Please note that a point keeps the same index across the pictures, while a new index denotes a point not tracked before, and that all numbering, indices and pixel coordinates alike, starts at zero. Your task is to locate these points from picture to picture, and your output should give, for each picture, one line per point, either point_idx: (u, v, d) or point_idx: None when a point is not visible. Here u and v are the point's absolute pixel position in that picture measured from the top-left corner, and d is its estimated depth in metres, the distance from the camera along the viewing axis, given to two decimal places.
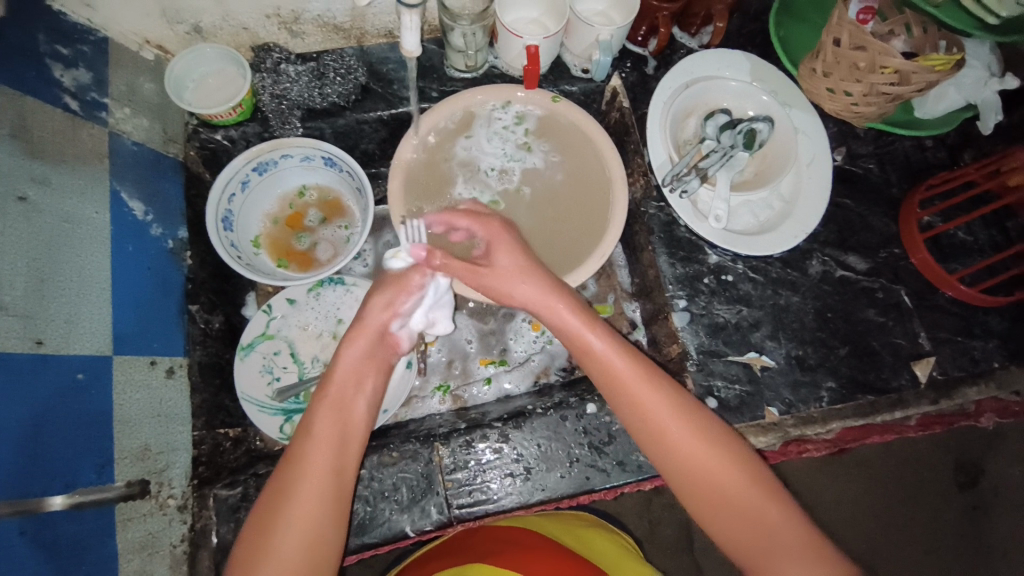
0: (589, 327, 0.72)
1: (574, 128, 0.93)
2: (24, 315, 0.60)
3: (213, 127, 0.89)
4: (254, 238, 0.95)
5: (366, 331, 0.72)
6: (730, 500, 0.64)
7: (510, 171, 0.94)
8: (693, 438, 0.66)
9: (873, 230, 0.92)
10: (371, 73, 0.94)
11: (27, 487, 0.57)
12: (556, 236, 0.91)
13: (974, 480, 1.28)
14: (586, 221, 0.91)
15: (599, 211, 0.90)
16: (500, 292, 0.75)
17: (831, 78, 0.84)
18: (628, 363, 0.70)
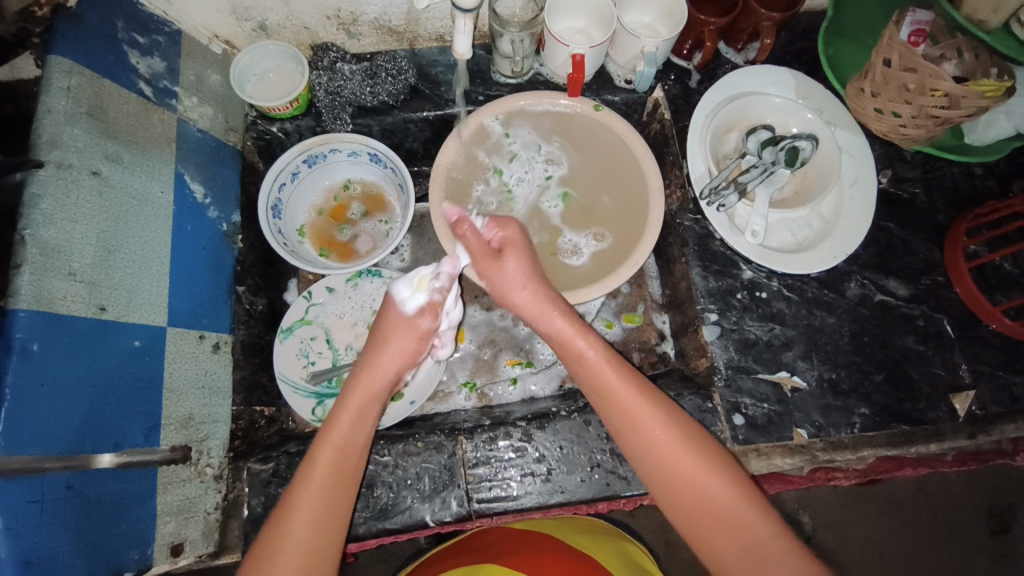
0: (578, 334, 0.74)
1: (597, 120, 0.94)
2: (90, 281, 0.64)
3: (270, 120, 0.94)
4: (299, 227, 1.00)
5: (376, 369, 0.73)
6: (719, 515, 0.63)
7: (548, 162, 0.97)
8: (680, 452, 0.66)
9: (917, 257, 0.90)
10: (420, 75, 0.97)
11: (77, 444, 0.60)
12: (613, 228, 0.93)
13: (1006, 526, 1.22)
14: (629, 214, 0.92)
15: (636, 203, 0.92)
16: (504, 288, 0.77)
17: (880, 99, 0.83)
18: (619, 374, 0.71)
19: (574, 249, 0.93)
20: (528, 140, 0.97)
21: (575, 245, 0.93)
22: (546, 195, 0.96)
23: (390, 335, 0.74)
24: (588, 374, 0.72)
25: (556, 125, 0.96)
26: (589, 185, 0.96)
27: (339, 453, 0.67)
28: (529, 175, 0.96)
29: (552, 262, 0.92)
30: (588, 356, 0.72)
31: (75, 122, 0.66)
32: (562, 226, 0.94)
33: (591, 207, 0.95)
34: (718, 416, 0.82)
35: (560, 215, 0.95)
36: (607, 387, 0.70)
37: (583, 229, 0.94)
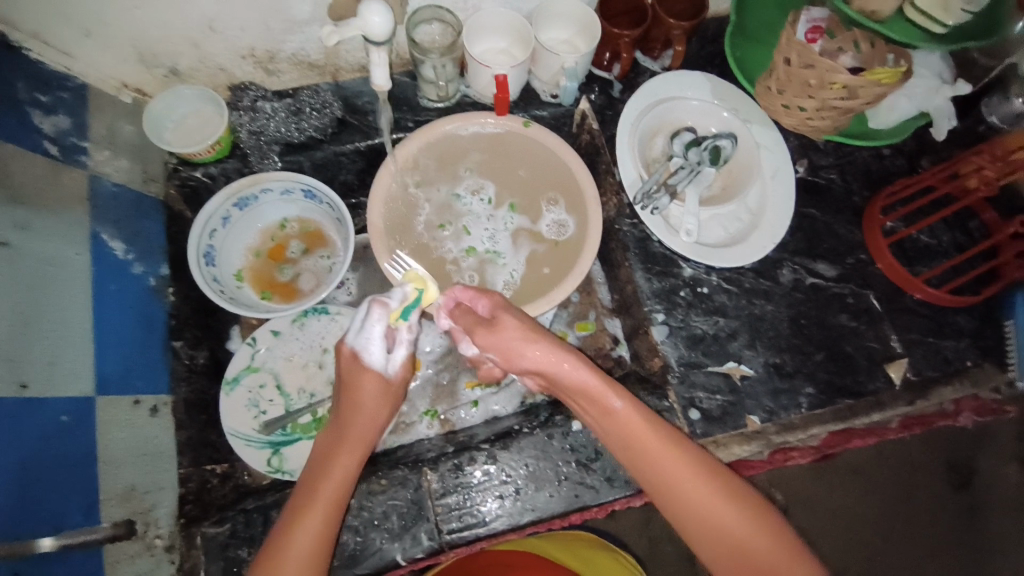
0: (608, 388, 0.71)
1: (499, 132, 0.96)
2: (8, 358, 0.59)
3: (193, 165, 0.91)
4: (237, 272, 0.97)
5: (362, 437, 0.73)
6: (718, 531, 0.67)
7: (471, 190, 0.97)
8: (691, 473, 0.69)
9: (839, 238, 0.95)
10: (346, 106, 0.96)
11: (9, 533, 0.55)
12: (569, 220, 0.94)
13: (966, 481, 1.28)
14: (575, 205, 0.94)
15: (575, 193, 0.94)
16: (511, 352, 0.72)
17: (786, 95, 0.88)
18: (645, 421, 0.71)
19: (562, 224, 0.94)
20: (443, 180, 0.96)
21: (558, 219, 0.95)
22: (499, 216, 0.96)
23: (374, 392, 0.74)
24: (617, 425, 0.71)
25: (483, 144, 0.97)
26: (530, 191, 0.97)
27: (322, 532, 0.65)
28: (479, 225, 0.96)
29: (557, 245, 0.94)
30: (616, 408, 0.71)
31: None
32: (534, 228, 0.96)
33: (532, 195, 0.97)
34: (675, 414, 0.84)
35: (524, 222, 0.96)
36: (634, 436, 0.71)
37: (544, 210, 0.96)
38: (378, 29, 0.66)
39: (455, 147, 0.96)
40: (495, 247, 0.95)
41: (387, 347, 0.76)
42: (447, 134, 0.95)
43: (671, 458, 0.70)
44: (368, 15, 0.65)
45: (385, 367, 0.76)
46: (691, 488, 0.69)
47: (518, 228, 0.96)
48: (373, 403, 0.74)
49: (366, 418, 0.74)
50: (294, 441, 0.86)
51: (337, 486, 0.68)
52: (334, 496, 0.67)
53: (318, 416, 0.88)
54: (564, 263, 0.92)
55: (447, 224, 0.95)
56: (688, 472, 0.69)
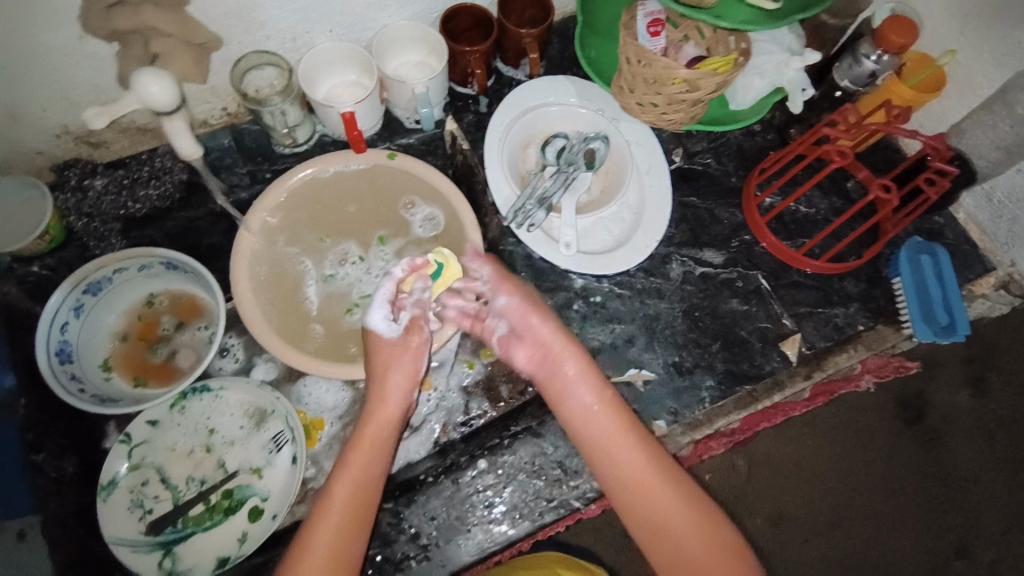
0: (581, 379, 0.73)
1: (334, 174, 0.92)
2: None
3: (28, 260, 0.84)
4: (104, 361, 0.89)
5: (381, 428, 0.72)
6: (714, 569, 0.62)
7: (339, 261, 0.91)
8: (655, 478, 0.66)
9: (722, 222, 0.95)
10: (190, 170, 0.89)
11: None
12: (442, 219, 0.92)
13: (920, 415, 1.11)
14: (444, 207, 0.92)
15: (437, 195, 0.92)
16: (519, 329, 0.76)
17: (637, 94, 0.84)
18: (617, 423, 0.70)
19: (433, 218, 0.92)
20: (309, 231, 0.91)
21: (429, 215, 0.93)
22: (375, 254, 0.92)
23: (394, 374, 0.73)
24: (586, 418, 0.71)
25: (344, 185, 0.93)
26: (391, 219, 0.93)
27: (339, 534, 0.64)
28: (370, 278, 0.91)
29: (440, 235, 0.92)
30: (588, 398, 0.72)
31: None
32: (410, 246, 0.92)
33: (389, 213, 0.93)
34: None
35: (399, 250, 0.92)
36: (609, 434, 0.69)
37: (407, 214, 0.93)
38: (159, 98, 0.63)
39: (316, 193, 0.92)
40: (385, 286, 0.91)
41: (393, 317, 0.74)
42: (306, 182, 0.91)
43: (651, 475, 0.66)
44: (143, 88, 0.62)
45: (395, 335, 0.73)
46: (649, 492, 0.66)
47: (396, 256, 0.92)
48: (398, 392, 0.73)
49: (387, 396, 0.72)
50: (187, 537, 0.80)
51: (362, 479, 0.68)
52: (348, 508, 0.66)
53: (211, 504, 0.83)
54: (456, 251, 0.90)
55: (354, 304, 0.89)
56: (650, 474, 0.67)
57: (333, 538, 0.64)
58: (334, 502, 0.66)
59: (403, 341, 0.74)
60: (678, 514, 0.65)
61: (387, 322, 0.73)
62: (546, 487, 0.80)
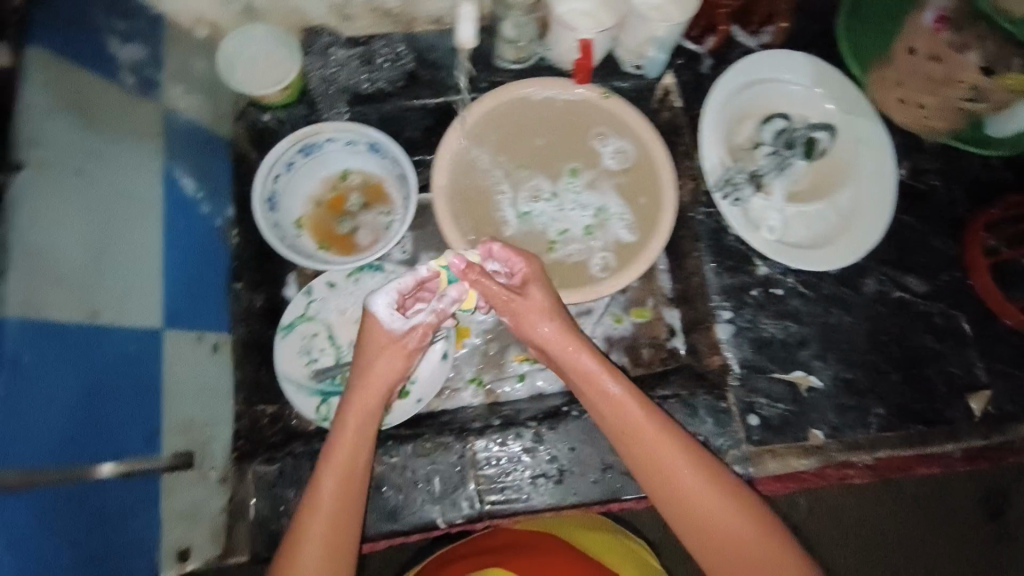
0: (607, 372, 0.70)
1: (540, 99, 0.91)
2: (83, 286, 0.60)
3: (264, 109, 0.88)
4: (296, 219, 0.96)
5: (366, 404, 0.68)
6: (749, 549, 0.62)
7: (532, 197, 0.91)
8: (690, 470, 0.65)
9: (934, 251, 0.88)
10: (420, 61, 0.91)
11: (66, 457, 0.55)
12: (639, 166, 0.90)
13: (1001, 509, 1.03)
14: (643, 156, 0.90)
15: (636, 144, 0.90)
16: (525, 321, 0.72)
17: (904, 88, 0.81)
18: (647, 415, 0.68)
19: (624, 152, 0.90)
20: (509, 147, 0.91)
21: (620, 146, 0.91)
22: (565, 183, 0.91)
23: (376, 356, 0.69)
24: (616, 414, 0.68)
25: (553, 110, 0.92)
26: (586, 156, 0.91)
27: (332, 509, 0.63)
28: (564, 209, 0.91)
29: (634, 168, 0.90)
30: (614, 391, 0.69)
31: (53, 116, 0.59)
32: (603, 185, 0.91)
33: (580, 143, 0.92)
34: (733, 417, 0.80)
35: (589, 185, 0.91)
36: (638, 427, 0.67)
37: (603, 154, 0.91)
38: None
39: (525, 112, 0.91)
40: (565, 220, 0.90)
41: (400, 310, 0.70)
42: (519, 99, 0.91)
43: (682, 465, 0.65)
44: None
45: (402, 330, 0.69)
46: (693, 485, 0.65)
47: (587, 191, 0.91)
48: (388, 370, 0.69)
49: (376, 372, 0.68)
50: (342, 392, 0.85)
51: (347, 446, 0.66)
52: (340, 483, 0.64)
53: None
54: (650, 185, 0.89)
55: (554, 240, 0.90)
56: (687, 472, 0.65)
57: (329, 512, 0.63)
58: (325, 481, 0.64)
59: (405, 336, 0.69)
60: (711, 501, 0.64)
61: (389, 311, 0.69)
62: None
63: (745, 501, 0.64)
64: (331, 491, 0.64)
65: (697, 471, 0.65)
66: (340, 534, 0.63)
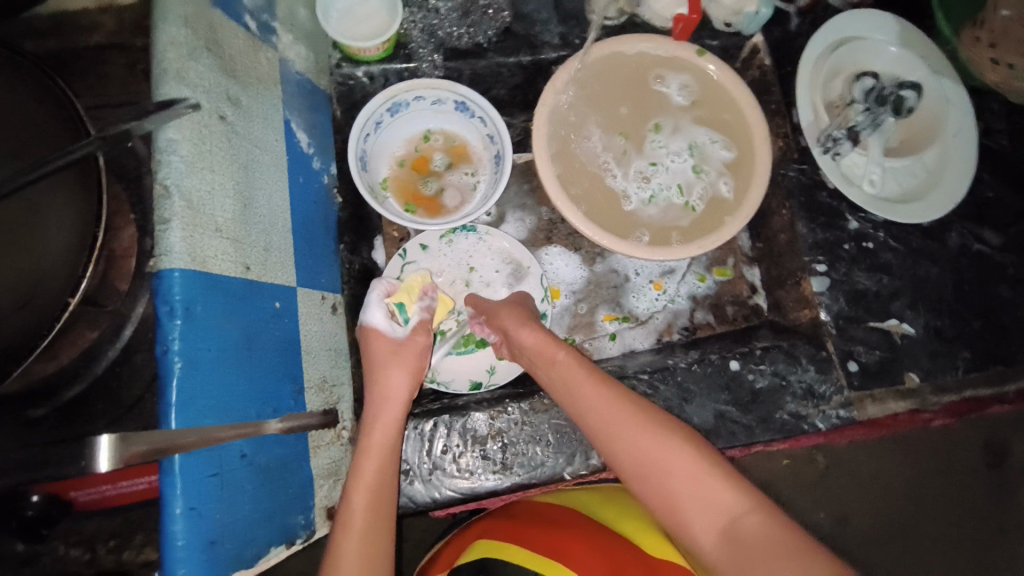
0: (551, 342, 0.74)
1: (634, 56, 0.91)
2: (234, 238, 0.57)
3: (357, 63, 0.86)
4: (382, 179, 0.94)
5: (388, 398, 0.69)
6: (682, 489, 0.59)
7: (642, 181, 0.90)
8: (638, 425, 0.64)
9: (1010, 206, 0.92)
10: (515, 14, 0.89)
11: (230, 414, 0.54)
12: (716, 99, 0.91)
13: (1000, 461, 1.19)
14: (713, 90, 0.91)
15: (700, 82, 0.91)
16: (494, 313, 0.82)
17: (999, 49, 0.86)
18: (591, 375, 0.70)
19: (689, 86, 0.91)
20: (607, 106, 0.91)
21: (683, 82, 0.91)
22: (654, 142, 0.90)
23: (393, 366, 0.71)
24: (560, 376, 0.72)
25: (648, 66, 0.91)
26: (666, 108, 0.91)
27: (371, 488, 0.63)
28: (669, 166, 0.90)
29: (705, 99, 0.91)
30: (560, 358, 0.73)
31: (198, 56, 0.57)
32: (689, 127, 0.91)
33: (651, 96, 0.91)
34: (833, 365, 0.83)
35: (674, 135, 0.91)
36: (588, 389, 0.69)
37: (675, 98, 0.91)
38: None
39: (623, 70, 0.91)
40: (663, 179, 0.90)
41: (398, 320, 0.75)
42: (618, 57, 0.91)
43: (624, 415, 0.65)
44: None
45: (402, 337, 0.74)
46: (646, 443, 0.63)
47: (676, 137, 0.91)
48: (400, 385, 0.70)
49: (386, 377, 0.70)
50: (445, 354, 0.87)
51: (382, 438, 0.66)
52: (375, 469, 0.64)
53: (466, 332, 0.88)
54: (726, 102, 0.90)
55: (688, 198, 0.89)
56: (637, 425, 0.64)
57: (368, 491, 0.63)
58: (364, 469, 0.64)
59: (408, 340, 0.74)
60: (666, 454, 0.61)
61: (388, 321, 0.74)
62: (793, 403, 0.82)
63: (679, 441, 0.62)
64: (364, 477, 0.63)
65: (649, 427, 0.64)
66: (379, 511, 0.63)
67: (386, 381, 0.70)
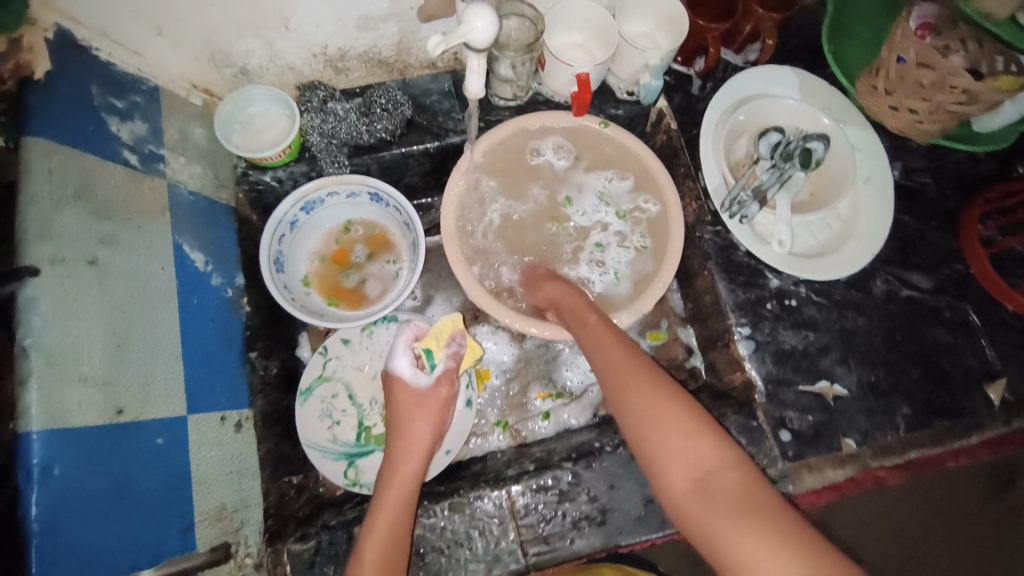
0: (603, 328, 0.77)
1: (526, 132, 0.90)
2: (104, 382, 0.57)
3: (263, 169, 0.86)
4: (303, 277, 0.94)
5: (414, 446, 0.76)
6: (681, 454, 0.63)
7: (588, 263, 0.91)
8: (664, 402, 0.67)
9: (935, 247, 0.90)
10: (416, 107, 0.92)
11: (93, 568, 0.53)
12: (598, 144, 0.91)
13: (1009, 484, 1.05)
14: (591, 142, 0.92)
15: (576, 140, 0.92)
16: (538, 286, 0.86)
17: (895, 97, 0.81)
18: (631, 356, 0.73)
19: (563, 145, 0.92)
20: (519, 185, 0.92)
21: (557, 142, 0.92)
22: (574, 210, 0.92)
23: (416, 415, 0.78)
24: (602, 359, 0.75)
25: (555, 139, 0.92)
26: (563, 177, 0.93)
27: (389, 538, 0.68)
28: (600, 227, 0.92)
29: (583, 148, 0.92)
30: (608, 342, 0.75)
31: (63, 207, 0.58)
32: (587, 182, 0.92)
33: (557, 172, 0.92)
34: (765, 433, 0.81)
35: (580, 194, 0.92)
36: (617, 367, 0.73)
37: (559, 161, 0.92)
38: (482, 36, 0.64)
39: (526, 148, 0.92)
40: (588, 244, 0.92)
41: (422, 369, 0.80)
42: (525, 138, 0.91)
43: (651, 390, 0.68)
44: (473, 20, 0.63)
45: (426, 386, 0.79)
46: (670, 417, 0.65)
47: (582, 195, 0.92)
48: (422, 432, 0.77)
49: (414, 427, 0.77)
50: (368, 453, 0.85)
51: (410, 474, 0.74)
52: (395, 511, 0.70)
53: None
54: (599, 138, 0.91)
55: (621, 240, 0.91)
56: (670, 400, 0.67)
57: (388, 526, 0.68)
58: (385, 502, 0.71)
59: (430, 392, 0.79)
60: (677, 421, 0.65)
61: (412, 369, 0.79)
62: None
63: (729, 439, 0.63)
64: (385, 508, 0.70)
65: (680, 407, 0.66)
66: (393, 554, 0.67)
67: (411, 432, 0.77)
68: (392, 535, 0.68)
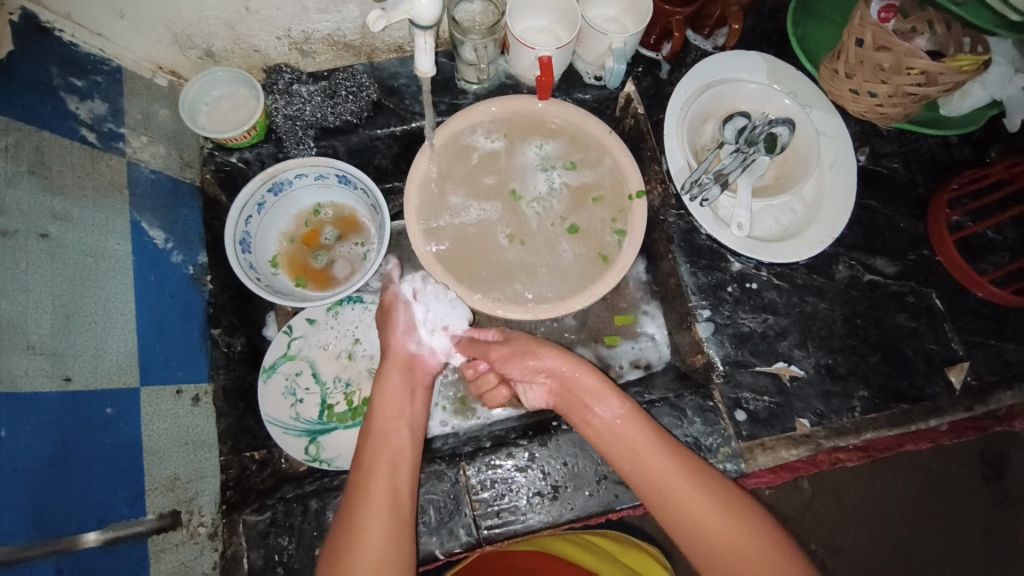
0: (608, 393, 0.76)
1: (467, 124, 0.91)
2: (52, 351, 0.59)
3: (229, 150, 0.87)
4: (272, 258, 0.95)
5: (397, 401, 0.79)
6: (703, 535, 0.67)
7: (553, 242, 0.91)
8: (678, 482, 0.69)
9: (901, 232, 0.89)
10: (382, 90, 0.91)
11: (40, 530, 0.55)
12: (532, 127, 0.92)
13: (999, 472, 1.10)
14: (532, 124, 0.92)
15: (513, 125, 0.92)
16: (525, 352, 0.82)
17: (855, 80, 0.80)
18: (642, 430, 0.73)
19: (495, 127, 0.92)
20: (482, 168, 0.92)
21: (488, 130, 0.92)
22: (525, 197, 0.92)
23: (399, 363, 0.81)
24: (610, 436, 0.74)
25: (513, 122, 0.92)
26: (505, 162, 0.92)
27: (396, 499, 0.70)
28: (551, 207, 0.92)
29: (515, 129, 0.92)
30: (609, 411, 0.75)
31: (16, 182, 0.60)
32: (531, 167, 0.93)
33: (511, 158, 0.92)
34: (721, 415, 0.81)
35: (525, 180, 0.93)
36: (632, 447, 0.72)
37: (494, 147, 0.92)
38: (425, 13, 0.66)
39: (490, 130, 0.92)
40: (541, 228, 0.92)
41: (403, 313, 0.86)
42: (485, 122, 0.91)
43: (669, 470, 0.70)
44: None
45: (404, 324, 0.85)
46: (693, 498, 0.68)
47: (525, 179, 0.93)
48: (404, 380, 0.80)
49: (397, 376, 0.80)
50: (331, 430, 0.87)
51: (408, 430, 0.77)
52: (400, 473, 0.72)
53: (353, 404, 0.89)
54: (527, 118, 0.92)
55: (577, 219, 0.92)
56: (683, 482, 0.70)
57: (389, 487, 0.70)
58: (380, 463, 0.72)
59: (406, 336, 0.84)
60: (696, 505, 0.68)
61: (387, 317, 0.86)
62: None
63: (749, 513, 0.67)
64: (382, 471, 0.72)
65: (695, 486, 0.69)
66: (400, 512, 0.69)
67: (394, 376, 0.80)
68: (398, 496, 0.70)
